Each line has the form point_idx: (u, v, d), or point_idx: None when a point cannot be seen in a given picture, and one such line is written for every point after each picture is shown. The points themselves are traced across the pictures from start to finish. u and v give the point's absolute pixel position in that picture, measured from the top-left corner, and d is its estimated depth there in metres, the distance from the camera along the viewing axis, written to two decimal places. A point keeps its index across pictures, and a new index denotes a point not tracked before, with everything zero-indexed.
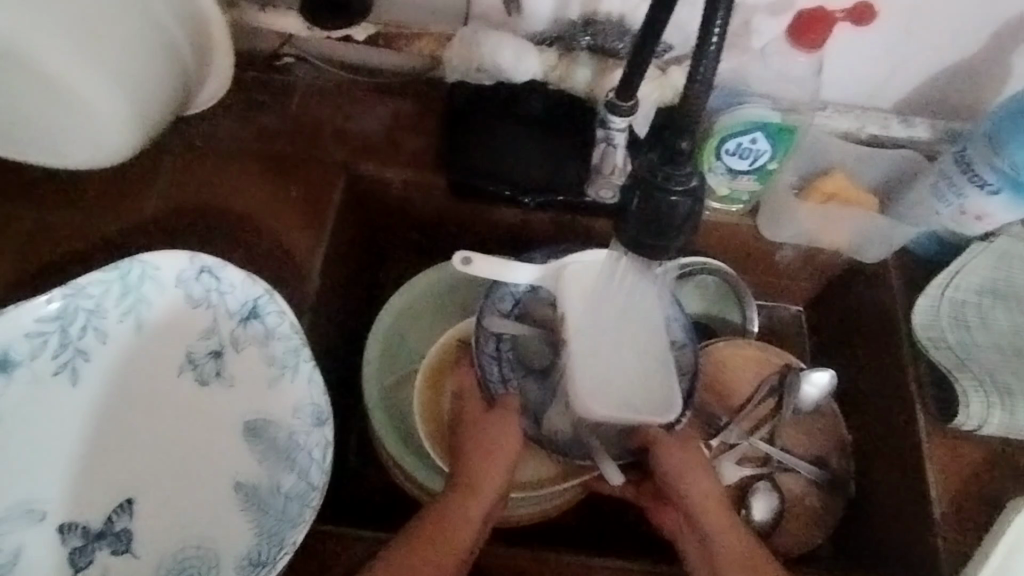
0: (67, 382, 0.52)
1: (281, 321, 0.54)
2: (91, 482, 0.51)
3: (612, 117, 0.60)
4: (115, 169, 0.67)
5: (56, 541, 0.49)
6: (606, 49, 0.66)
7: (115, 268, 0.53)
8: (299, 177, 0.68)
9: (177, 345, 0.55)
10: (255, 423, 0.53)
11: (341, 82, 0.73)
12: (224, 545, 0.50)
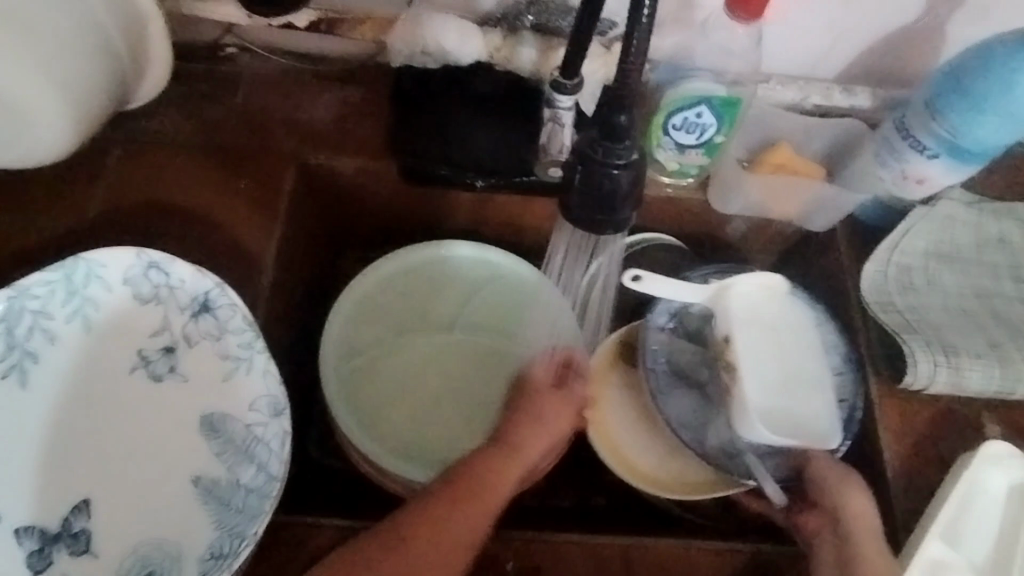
0: (15, 387, 0.52)
1: (233, 314, 0.53)
2: (48, 484, 0.51)
3: (558, 96, 0.59)
4: (57, 169, 0.66)
5: (12, 543, 0.48)
6: (551, 28, 0.66)
7: (59, 268, 0.52)
8: (249, 169, 0.67)
9: (129, 344, 0.54)
10: (212, 417, 0.53)
11: (287, 71, 0.72)
12: (186, 541, 0.49)
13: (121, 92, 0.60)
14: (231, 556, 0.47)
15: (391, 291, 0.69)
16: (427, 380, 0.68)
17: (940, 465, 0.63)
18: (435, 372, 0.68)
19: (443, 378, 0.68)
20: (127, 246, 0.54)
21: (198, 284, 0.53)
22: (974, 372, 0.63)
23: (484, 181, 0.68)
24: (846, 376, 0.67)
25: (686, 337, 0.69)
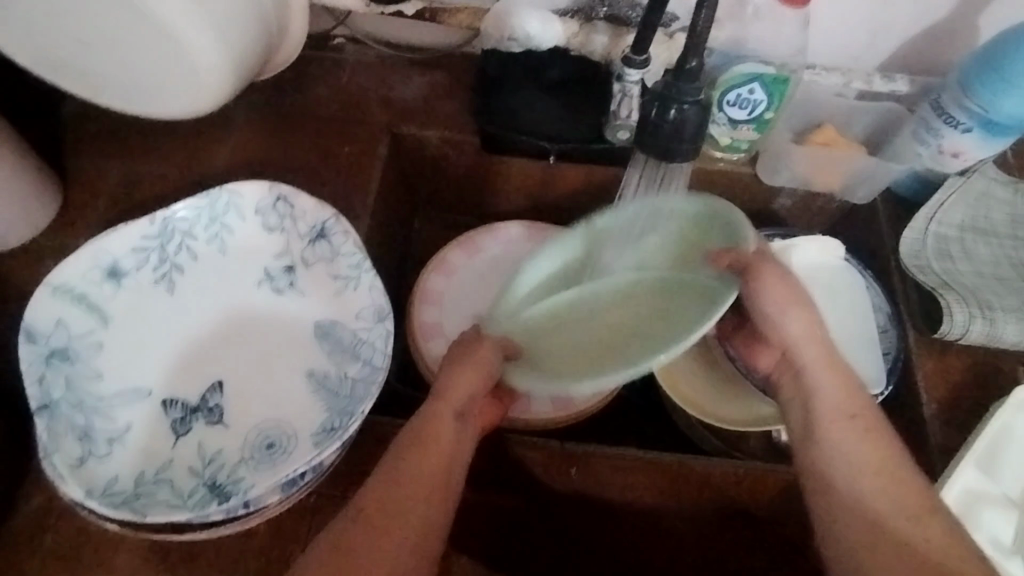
0: (164, 290, 0.62)
1: (345, 239, 0.61)
2: (186, 370, 0.60)
3: (628, 70, 0.69)
4: (192, 129, 0.77)
5: (161, 412, 0.58)
6: (619, 17, 0.74)
7: (205, 197, 0.62)
8: (351, 134, 0.78)
9: (254, 263, 0.64)
10: (324, 324, 0.62)
11: (385, 58, 0.83)
12: (300, 421, 0.58)
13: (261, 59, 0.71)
14: (346, 428, 0.54)
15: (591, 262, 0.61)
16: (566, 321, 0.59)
17: (978, 415, 0.67)
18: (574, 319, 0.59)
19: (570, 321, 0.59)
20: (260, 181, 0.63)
21: (319, 215, 0.62)
22: (1010, 329, 0.67)
23: (557, 148, 0.77)
24: (892, 335, 0.72)
25: None
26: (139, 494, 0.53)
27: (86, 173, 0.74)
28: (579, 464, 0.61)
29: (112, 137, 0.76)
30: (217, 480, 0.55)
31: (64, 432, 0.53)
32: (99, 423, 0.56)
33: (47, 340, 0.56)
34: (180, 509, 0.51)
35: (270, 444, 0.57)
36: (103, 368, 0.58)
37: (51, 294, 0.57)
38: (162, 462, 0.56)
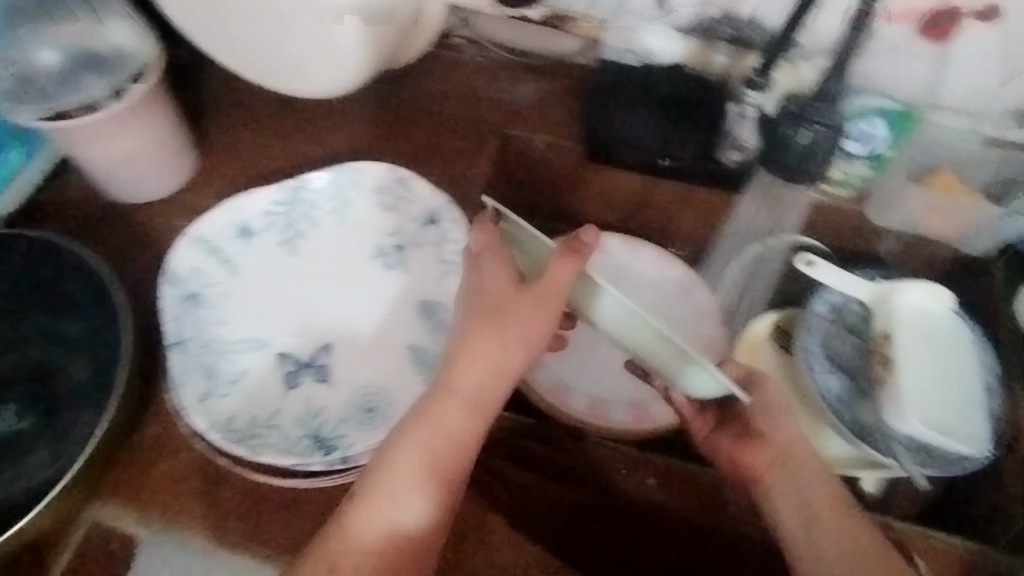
0: (286, 252, 0.67)
1: (455, 228, 0.66)
2: (303, 328, 0.64)
3: (750, 91, 0.72)
4: (316, 113, 0.82)
5: (276, 363, 0.62)
6: (744, 40, 0.73)
7: (333, 171, 0.67)
8: (464, 134, 0.82)
9: (369, 237, 0.68)
10: (427, 303, 0.64)
11: (501, 62, 0.85)
12: (399, 391, 0.61)
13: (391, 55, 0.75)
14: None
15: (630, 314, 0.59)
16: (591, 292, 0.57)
17: None
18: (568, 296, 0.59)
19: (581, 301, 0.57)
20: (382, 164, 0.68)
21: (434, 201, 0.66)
22: None
23: (664, 161, 0.78)
24: (996, 397, 0.68)
25: (840, 327, 0.72)
26: (251, 435, 0.58)
27: (219, 142, 0.79)
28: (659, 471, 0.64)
29: (243, 111, 0.81)
30: (320, 433, 0.58)
31: (191, 369, 0.59)
32: (221, 364, 0.61)
33: (185, 285, 0.63)
34: (284, 455, 0.56)
35: (371, 408, 0.60)
36: (226, 317, 0.63)
37: (192, 244, 0.64)
38: (272, 409, 0.60)
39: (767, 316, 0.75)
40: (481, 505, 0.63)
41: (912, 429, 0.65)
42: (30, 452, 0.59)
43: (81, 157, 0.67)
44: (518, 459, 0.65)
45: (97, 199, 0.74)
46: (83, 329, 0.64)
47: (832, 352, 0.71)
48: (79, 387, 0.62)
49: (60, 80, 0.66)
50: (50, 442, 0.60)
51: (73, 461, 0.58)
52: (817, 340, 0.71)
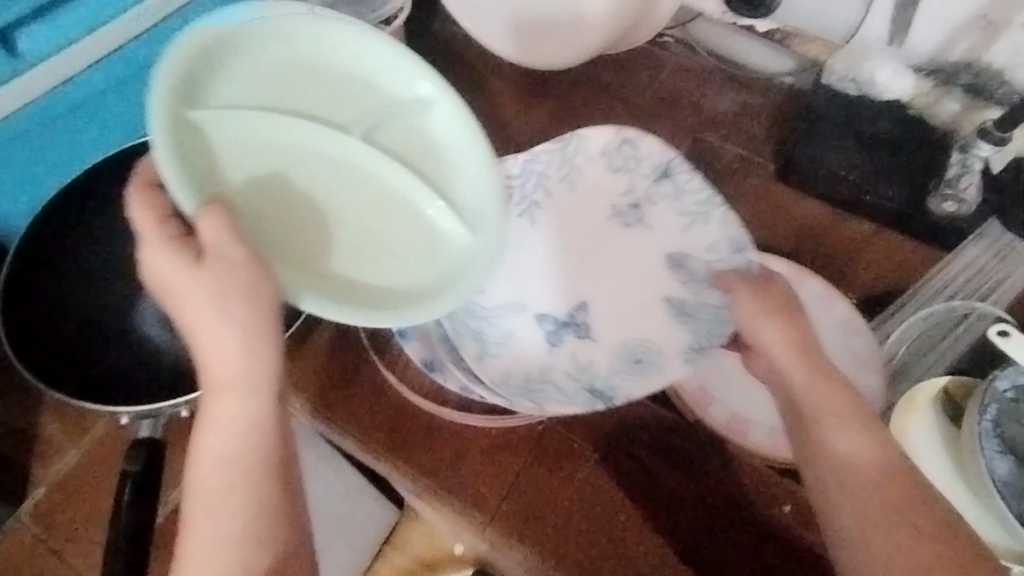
0: (525, 223, 0.70)
1: (689, 179, 0.69)
2: (562, 286, 0.69)
3: (981, 143, 0.67)
4: (514, 81, 0.81)
5: (534, 324, 0.68)
6: (982, 91, 0.70)
7: (561, 142, 0.70)
8: (658, 129, 0.79)
9: (602, 200, 0.70)
10: (674, 256, 0.69)
11: (707, 66, 0.83)
12: (665, 341, 0.67)
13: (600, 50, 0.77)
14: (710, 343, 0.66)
15: (278, 174, 0.54)
16: (260, 131, 0.54)
17: None
18: (342, 96, 0.57)
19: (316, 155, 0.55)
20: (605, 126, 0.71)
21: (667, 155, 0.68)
22: None
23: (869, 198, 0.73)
24: None
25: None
26: (534, 390, 0.65)
27: None
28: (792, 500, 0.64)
29: (449, 66, 0.83)
30: (593, 385, 0.65)
31: (463, 338, 0.66)
32: (487, 330, 0.67)
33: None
34: (570, 405, 0.64)
35: (643, 359, 0.66)
36: (486, 288, 0.68)
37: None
38: (542, 368, 0.66)
39: (940, 377, 0.69)
40: (611, 480, 0.66)
41: None
42: None
43: None
44: (657, 448, 0.67)
45: None
46: None
47: (1009, 435, 0.63)
48: None
49: None
50: None
51: None
52: (996, 421, 0.63)
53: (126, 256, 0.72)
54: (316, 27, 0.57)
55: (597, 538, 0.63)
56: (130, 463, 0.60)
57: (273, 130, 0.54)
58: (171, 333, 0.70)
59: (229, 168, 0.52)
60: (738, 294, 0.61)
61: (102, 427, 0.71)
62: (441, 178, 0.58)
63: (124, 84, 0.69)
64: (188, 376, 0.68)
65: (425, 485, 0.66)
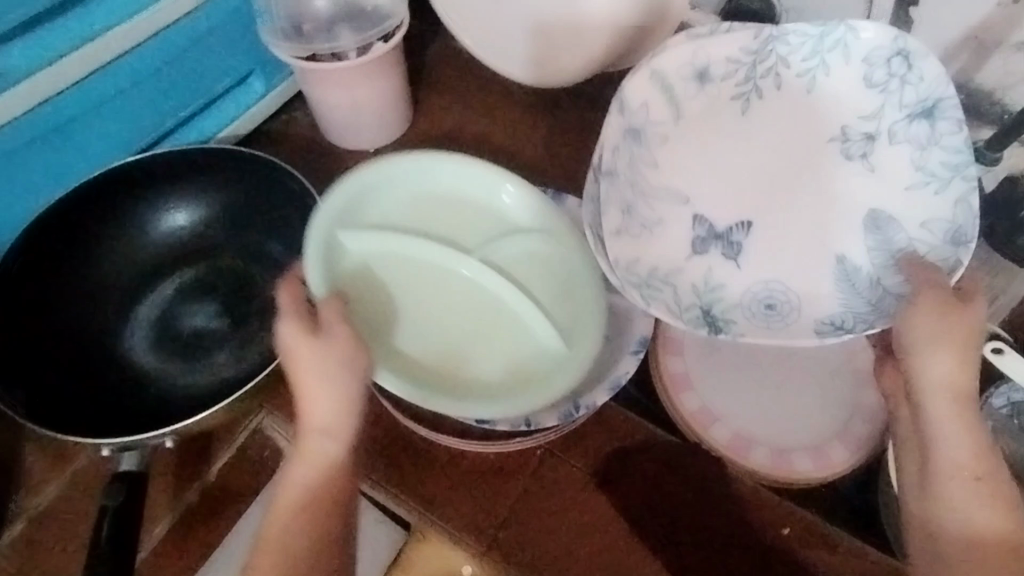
0: (738, 110, 0.58)
1: (953, 133, 0.54)
2: (734, 198, 0.58)
3: (975, 165, 0.66)
4: (515, 99, 0.81)
5: (689, 224, 0.58)
6: (979, 111, 0.68)
7: (825, 25, 0.55)
8: None
9: (835, 117, 0.57)
10: (879, 215, 0.56)
11: None
12: (812, 295, 0.56)
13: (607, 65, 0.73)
14: (853, 331, 0.53)
15: (396, 275, 0.64)
16: (390, 243, 0.65)
17: None
18: (462, 216, 0.68)
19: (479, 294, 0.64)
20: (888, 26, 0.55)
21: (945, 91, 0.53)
22: None
23: None
24: None
25: (1013, 425, 0.67)
26: (649, 286, 0.55)
27: (435, 103, 0.81)
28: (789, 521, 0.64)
29: (449, 82, 0.82)
30: (711, 309, 0.56)
31: (612, 204, 0.56)
32: (640, 207, 0.57)
33: (630, 117, 0.56)
34: (678, 318, 0.54)
35: (772, 303, 0.56)
36: (660, 161, 0.58)
37: (650, 76, 0.56)
38: (674, 267, 0.57)
39: None
40: (611, 504, 0.65)
41: None
42: (216, 351, 0.68)
43: (311, 93, 0.72)
44: (656, 470, 0.66)
45: (313, 135, 0.79)
46: (286, 251, 0.70)
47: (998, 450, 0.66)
48: (273, 303, 0.69)
49: (324, 25, 0.72)
50: (235, 346, 0.68)
51: (257, 368, 0.66)
52: (992, 436, 0.66)
53: (113, 282, 0.70)
54: (453, 167, 0.68)
55: (594, 564, 0.63)
56: (108, 497, 0.58)
57: (399, 248, 0.65)
58: (159, 359, 0.68)
59: (352, 265, 0.63)
60: (918, 296, 0.50)
61: (84, 457, 0.68)
62: (548, 298, 0.64)
63: (104, 106, 0.65)
64: (173, 405, 0.66)
65: (420, 511, 0.65)
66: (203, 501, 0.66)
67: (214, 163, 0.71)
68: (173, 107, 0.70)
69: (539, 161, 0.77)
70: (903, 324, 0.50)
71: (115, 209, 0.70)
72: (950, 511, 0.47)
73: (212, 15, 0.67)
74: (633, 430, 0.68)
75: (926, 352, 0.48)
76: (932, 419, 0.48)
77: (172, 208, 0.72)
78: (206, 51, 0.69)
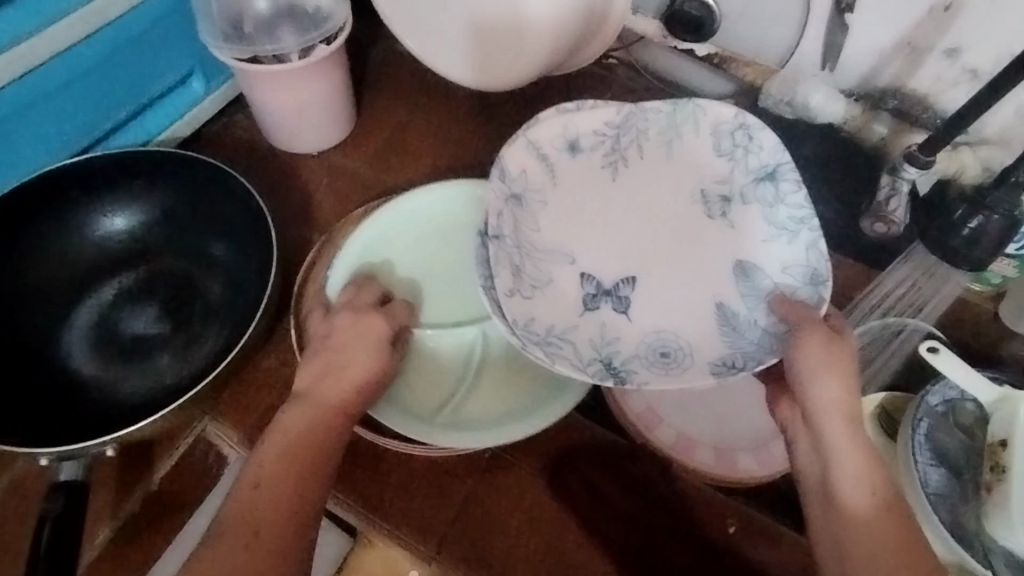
0: (609, 178, 0.61)
1: (795, 192, 0.58)
2: (619, 252, 0.60)
3: (908, 167, 0.65)
4: (462, 106, 0.82)
5: (577, 281, 0.59)
6: (909, 114, 0.70)
7: (674, 102, 0.59)
8: None
9: (694, 180, 0.60)
10: (746, 264, 0.58)
11: (650, 90, 0.84)
12: (699, 342, 0.57)
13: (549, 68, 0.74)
14: (746, 368, 0.54)
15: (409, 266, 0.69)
16: (405, 239, 0.70)
17: None
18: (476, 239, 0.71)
19: (489, 327, 0.67)
20: (727, 102, 0.59)
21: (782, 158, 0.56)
22: None
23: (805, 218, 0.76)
24: None
25: (951, 421, 0.67)
26: (547, 343, 0.56)
27: (382, 108, 0.82)
28: (734, 517, 0.65)
29: (396, 89, 0.83)
30: (611, 362, 0.56)
31: (502, 264, 0.56)
32: (528, 267, 0.58)
33: (510, 184, 0.58)
34: (580, 374, 0.54)
35: (668, 353, 0.57)
36: (540, 223, 0.59)
37: (525, 145, 0.59)
38: (569, 323, 0.57)
39: (878, 393, 0.70)
40: (558, 503, 0.65)
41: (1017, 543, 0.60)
42: (157, 356, 0.67)
43: (254, 95, 0.72)
44: (600, 468, 0.66)
45: (258, 139, 0.79)
46: (228, 255, 0.70)
47: (938, 445, 0.66)
48: (215, 306, 0.69)
49: (264, 26, 0.72)
50: (176, 351, 0.67)
51: (198, 371, 0.65)
52: (930, 432, 0.66)
53: (51, 287, 0.69)
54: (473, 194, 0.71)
55: (543, 563, 0.63)
56: (47, 505, 0.55)
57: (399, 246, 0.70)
58: (96, 364, 0.67)
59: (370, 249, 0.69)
60: (804, 331, 0.52)
61: (19, 467, 0.66)
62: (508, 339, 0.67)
63: (39, 107, 0.64)
64: (112, 409, 0.65)
65: (368, 514, 0.64)
66: (147, 508, 0.65)
67: (158, 163, 0.70)
68: (109, 109, 0.69)
69: (483, 164, 0.79)
70: (791, 356, 0.52)
71: (53, 212, 0.69)
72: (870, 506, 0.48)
73: (149, 16, 0.67)
74: (578, 430, 0.68)
75: (814, 379, 0.50)
76: (829, 435, 0.50)
77: (111, 211, 0.71)
78: (144, 51, 0.68)
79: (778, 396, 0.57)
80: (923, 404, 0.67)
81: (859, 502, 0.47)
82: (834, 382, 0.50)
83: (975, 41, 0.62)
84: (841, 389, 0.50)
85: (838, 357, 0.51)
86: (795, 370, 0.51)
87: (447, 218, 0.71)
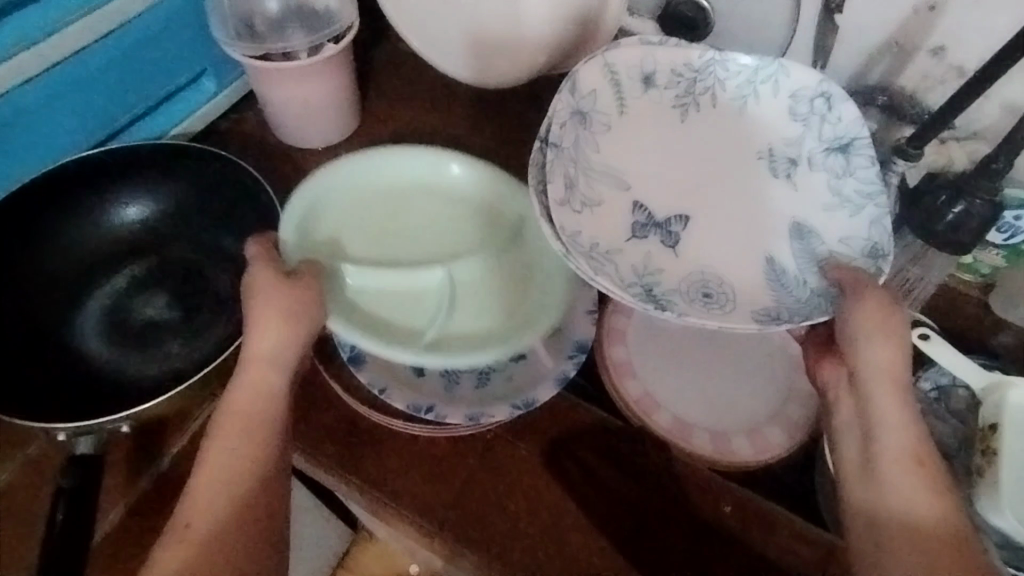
0: (677, 119, 0.63)
1: (865, 167, 0.60)
2: (674, 194, 0.62)
3: (898, 160, 0.66)
4: (465, 106, 0.85)
5: (629, 209, 0.60)
6: (897, 110, 0.72)
7: (762, 59, 0.61)
8: None
9: (762, 139, 0.62)
10: (802, 225, 0.60)
11: None
12: (743, 290, 0.58)
13: (549, 68, 0.77)
14: (789, 321, 0.54)
15: (367, 224, 0.71)
16: (351, 203, 0.71)
17: None
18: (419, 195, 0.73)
19: (455, 269, 0.68)
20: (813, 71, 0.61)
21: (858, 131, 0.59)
22: None
23: None
24: None
25: (942, 407, 0.69)
26: (592, 257, 0.56)
27: (386, 108, 0.85)
28: (727, 497, 0.66)
29: (401, 90, 0.86)
30: (652, 289, 0.56)
31: (557, 174, 0.58)
32: (582, 184, 0.59)
33: (579, 100, 0.60)
34: (622, 290, 0.54)
35: (710, 288, 0.58)
36: (601, 147, 0.61)
37: (602, 67, 0.61)
38: (613, 246, 0.58)
39: None
40: (559, 485, 0.67)
41: (1005, 523, 0.61)
42: (169, 342, 0.69)
43: (263, 91, 0.74)
44: (600, 450, 0.68)
45: (268, 138, 0.82)
46: (238, 246, 0.72)
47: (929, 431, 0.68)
48: (225, 294, 0.71)
49: (273, 28, 0.75)
50: (187, 337, 0.69)
51: (208, 357, 0.67)
52: None
53: (67, 275, 0.71)
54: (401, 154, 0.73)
55: (547, 544, 0.64)
56: (63, 479, 0.58)
57: (345, 209, 0.71)
58: (109, 349, 0.68)
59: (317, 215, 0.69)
60: (865, 293, 0.53)
61: (34, 449, 0.68)
62: (491, 279, 0.68)
63: (56, 102, 0.66)
64: (119, 392, 0.66)
65: (373, 495, 0.66)
66: (156, 490, 0.67)
67: (171, 155, 0.73)
68: (124, 104, 0.72)
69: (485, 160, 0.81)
70: (848, 313, 0.53)
71: (70, 203, 0.71)
72: (888, 492, 0.50)
73: (164, 15, 0.70)
74: (577, 416, 0.70)
75: (866, 342, 0.53)
76: (879, 405, 0.52)
77: (126, 203, 0.74)
78: (156, 51, 0.71)
79: (819, 362, 0.61)
80: (915, 387, 0.69)
81: (894, 490, 0.50)
82: (875, 343, 0.52)
83: (960, 37, 0.64)
84: (890, 355, 0.52)
85: (891, 327, 0.52)
86: (848, 330, 0.53)
87: (414, 181, 0.74)
